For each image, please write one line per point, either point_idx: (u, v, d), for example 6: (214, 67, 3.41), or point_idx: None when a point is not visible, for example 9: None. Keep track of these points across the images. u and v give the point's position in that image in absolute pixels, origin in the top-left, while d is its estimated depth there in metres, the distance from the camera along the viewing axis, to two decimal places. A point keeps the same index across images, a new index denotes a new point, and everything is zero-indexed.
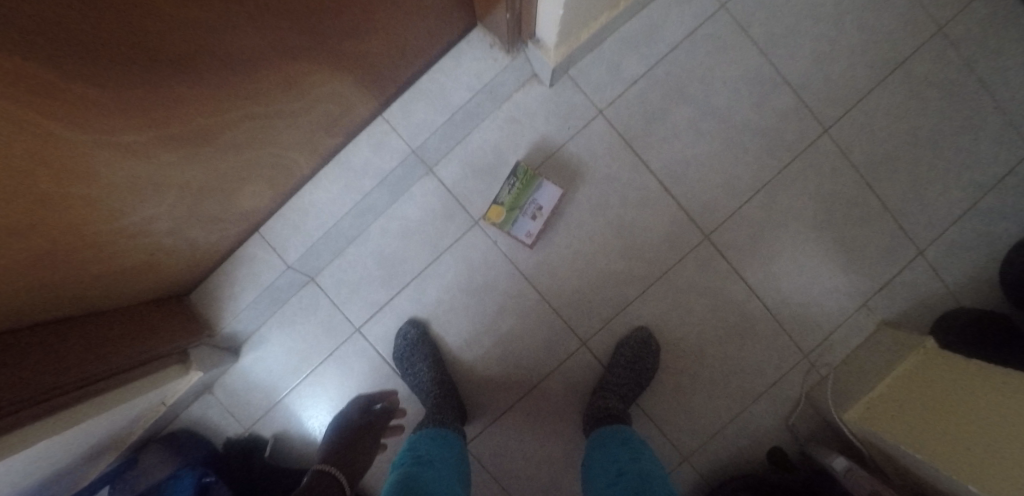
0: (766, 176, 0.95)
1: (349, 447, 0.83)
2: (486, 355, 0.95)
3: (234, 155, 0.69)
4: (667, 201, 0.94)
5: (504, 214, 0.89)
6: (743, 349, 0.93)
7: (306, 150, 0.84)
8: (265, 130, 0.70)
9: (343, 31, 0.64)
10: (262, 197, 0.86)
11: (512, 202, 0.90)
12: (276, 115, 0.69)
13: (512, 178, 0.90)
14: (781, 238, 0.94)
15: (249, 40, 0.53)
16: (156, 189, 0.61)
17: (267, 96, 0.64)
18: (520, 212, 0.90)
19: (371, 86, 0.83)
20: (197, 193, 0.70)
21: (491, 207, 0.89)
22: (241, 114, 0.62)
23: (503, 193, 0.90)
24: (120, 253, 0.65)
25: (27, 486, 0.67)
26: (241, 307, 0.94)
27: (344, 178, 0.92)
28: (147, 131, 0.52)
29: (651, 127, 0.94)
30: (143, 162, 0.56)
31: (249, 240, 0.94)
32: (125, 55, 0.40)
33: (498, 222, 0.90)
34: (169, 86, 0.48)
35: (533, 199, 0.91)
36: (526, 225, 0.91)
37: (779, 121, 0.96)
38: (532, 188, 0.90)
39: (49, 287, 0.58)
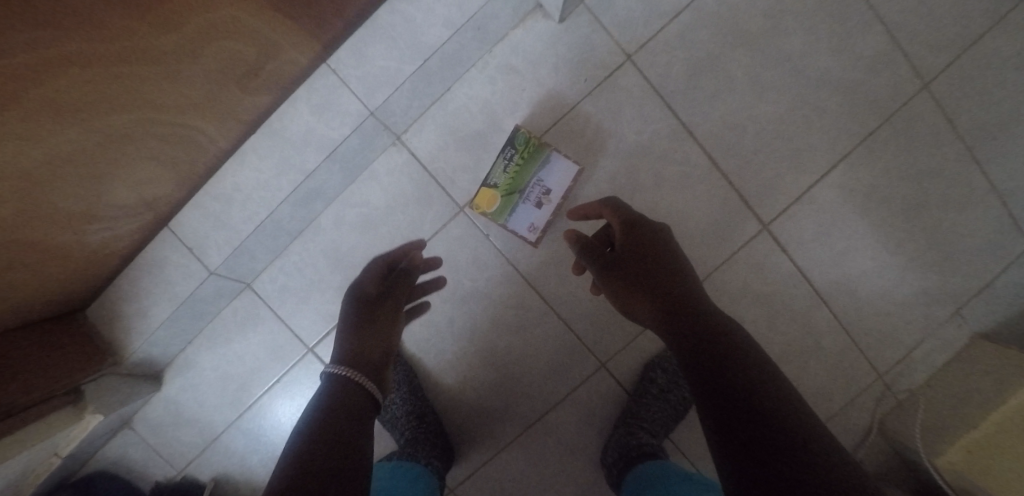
0: (844, 147, 0.72)
1: (369, 329, 0.57)
2: (477, 382, 0.73)
3: (83, 127, 0.44)
4: (716, 181, 0.70)
5: (497, 201, 0.67)
6: (803, 369, 0.74)
7: (216, 113, 0.59)
8: (123, 82, 0.45)
9: None
10: (161, 183, 0.62)
11: (509, 185, 0.67)
12: (135, 53, 0.44)
13: (509, 148, 0.67)
14: (859, 228, 0.72)
15: None
16: None
17: (94, 17, 0.38)
18: (521, 196, 0.68)
19: (300, 18, 0.57)
20: (40, 186, 0.45)
21: (480, 192, 0.67)
22: (58, 53, 0.37)
23: (496, 172, 0.67)
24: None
25: None
26: (154, 326, 0.72)
27: (277, 152, 0.67)
28: None
29: (696, 81, 0.69)
30: None
31: (156, 238, 0.70)
32: None
33: (490, 212, 0.68)
34: None
35: (539, 180, 0.68)
36: (530, 215, 0.68)
37: (866, 71, 0.71)
38: (537, 161, 0.68)
39: None
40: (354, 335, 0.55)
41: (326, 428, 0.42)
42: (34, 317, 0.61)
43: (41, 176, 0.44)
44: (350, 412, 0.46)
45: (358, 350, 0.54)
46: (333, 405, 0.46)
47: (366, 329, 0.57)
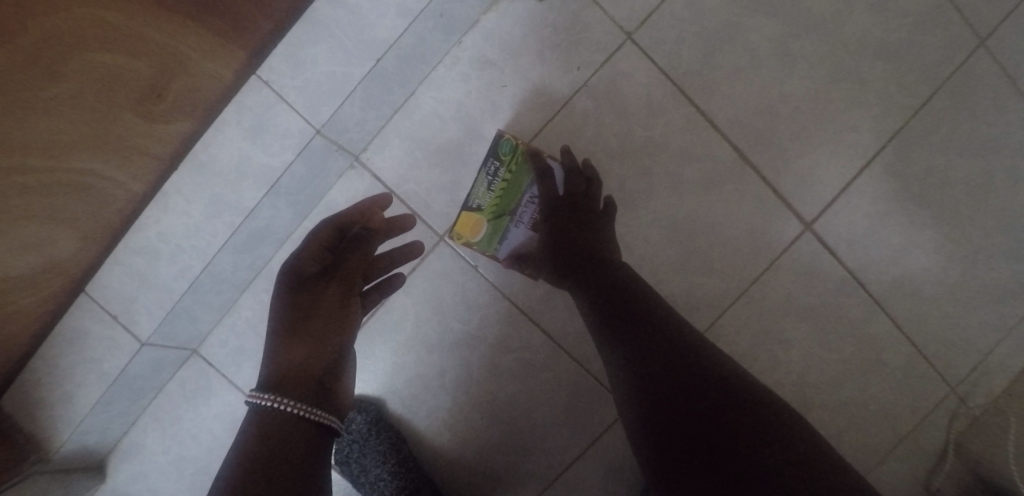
0: (893, 124, 0.60)
1: (308, 326, 0.47)
2: (481, 442, 0.61)
3: None
4: (745, 176, 0.58)
5: (481, 229, 0.56)
6: (863, 389, 0.62)
7: (116, 150, 0.46)
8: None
9: None
10: (62, 246, 0.48)
11: (496, 206, 0.56)
12: None
13: (491, 158, 0.56)
14: (919, 217, 0.61)
15: None
16: None
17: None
18: (511, 218, 0.57)
19: (204, 14, 0.44)
20: None
21: (460, 218, 0.56)
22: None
23: (478, 192, 0.56)
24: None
25: None
26: (83, 413, 0.58)
27: (208, 190, 0.54)
28: None
29: (713, 59, 0.57)
30: None
31: (69, 310, 0.56)
32: None
33: (475, 242, 0.57)
34: None
35: (529, 195, 0.57)
36: (521, 241, 0.57)
37: (912, 30, 0.59)
38: (529, 173, 0.57)
39: None
40: (289, 341, 0.46)
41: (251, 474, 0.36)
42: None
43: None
44: (286, 442, 0.39)
45: (292, 362, 0.45)
46: (256, 434, 0.39)
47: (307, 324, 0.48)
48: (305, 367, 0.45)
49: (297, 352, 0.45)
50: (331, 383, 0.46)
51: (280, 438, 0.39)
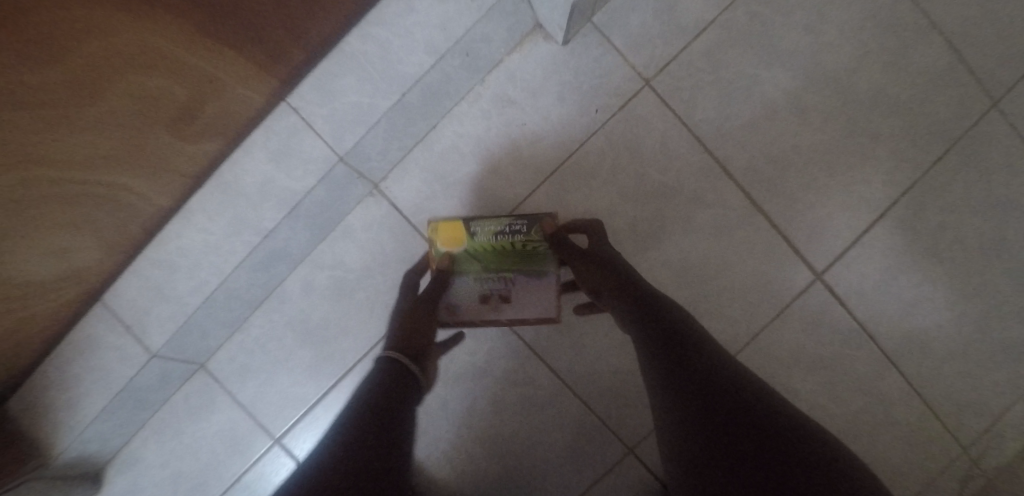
0: (906, 178, 0.60)
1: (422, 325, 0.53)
2: (477, 475, 0.61)
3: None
4: (757, 223, 0.59)
5: (454, 256, 0.56)
6: (871, 444, 0.61)
7: (144, 168, 0.47)
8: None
9: None
10: (85, 256, 0.50)
11: (481, 253, 0.55)
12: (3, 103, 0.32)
13: (531, 221, 0.53)
14: (932, 273, 0.61)
15: None
16: None
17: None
18: (479, 274, 0.57)
19: (245, 46, 0.46)
20: None
21: (450, 225, 0.55)
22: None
23: (487, 226, 0.54)
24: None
25: None
26: (91, 419, 0.60)
27: (231, 209, 0.56)
28: None
29: (728, 107, 0.58)
30: None
31: (88, 316, 0.58)
32: None
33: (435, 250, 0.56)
34: None
35: (509, 278, 0.56)
36: (466, 301, 0.57)
37: (927, 88, 0.61)
38: (530, 266, 0.56)
39: None
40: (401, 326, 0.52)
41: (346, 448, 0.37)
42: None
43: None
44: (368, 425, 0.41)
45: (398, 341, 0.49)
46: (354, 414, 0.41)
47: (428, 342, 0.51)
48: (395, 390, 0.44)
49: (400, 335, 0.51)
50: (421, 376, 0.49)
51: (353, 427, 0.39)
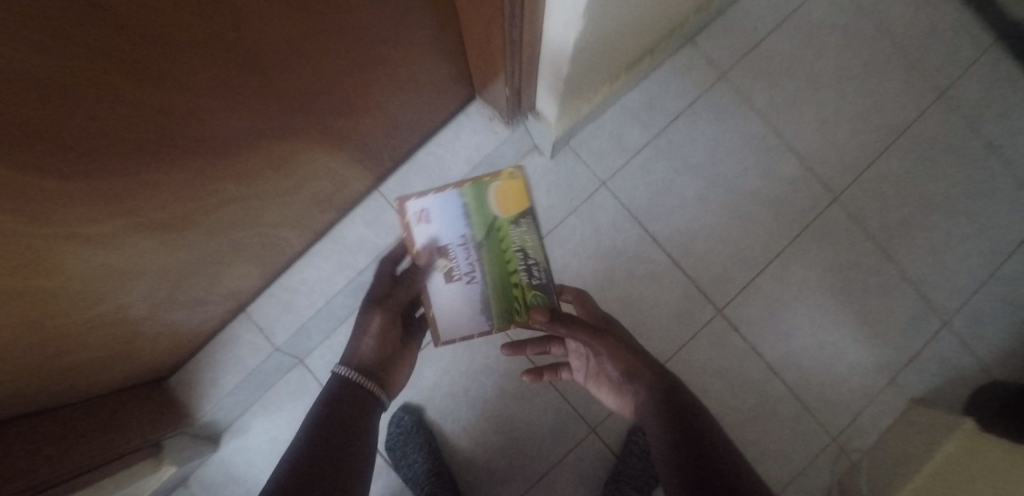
0: (777, 246, 0.92)
1: (380, 334, 0.66)
2: (485, 444, 0.87)
3: (223, 237, 0.66)
4: (675, 273, 0.91)
5: (495, 208, 0.73)
6: (764, 432, 0.87)
7: (297, 227, 0.80)
8: (241, 210, 0.63)
9: (338, 108, 0.62)
10: (250, 277, 0.81)
11: (501, 234, 0.72)
12: (258, 195, 0.64)
13: (542, 279, 0.73)
14: (798, 310, 0.91)
15: (242, 122, 0.50)
16: (131, 274, 0.56)
17: (252, 172, 0.59)
18: (473, 234, 0.72)
19: (366, 161, 0.80)
20: (176, 276, 0.64)
21: (523, 202, 0.74)
22: (221, 193, 0.57)
23: (534, 236, 0.73)
24: (91, 345, 0.59)
25: None
26: (224, 393, 0.86)
27: (337, 255, 0.88)
28: (124, 221, 0.47)
29: (656, 200, 0.93)
30: (117, 251, 0.50)
31: (235, 320, 0.87)
32: (91, 141, 0.34)
33: (500, 182, 0.73)
34: (144, 173, 0.43)
35: (467, 280, 0.71)
36: (441, 228, 0.72)
37: (787, 188, 0.94)
38: (491, 284, 0.71)
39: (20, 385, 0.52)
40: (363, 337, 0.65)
41: (311, 459, 0.50)
42: (129, 376, 0.76)
43: (170, 265, 0.61)
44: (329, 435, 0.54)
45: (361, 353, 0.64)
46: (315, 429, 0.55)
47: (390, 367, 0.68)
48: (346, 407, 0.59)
49: (365, 344, 0.64)
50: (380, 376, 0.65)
51: (315, 440, 0.53)
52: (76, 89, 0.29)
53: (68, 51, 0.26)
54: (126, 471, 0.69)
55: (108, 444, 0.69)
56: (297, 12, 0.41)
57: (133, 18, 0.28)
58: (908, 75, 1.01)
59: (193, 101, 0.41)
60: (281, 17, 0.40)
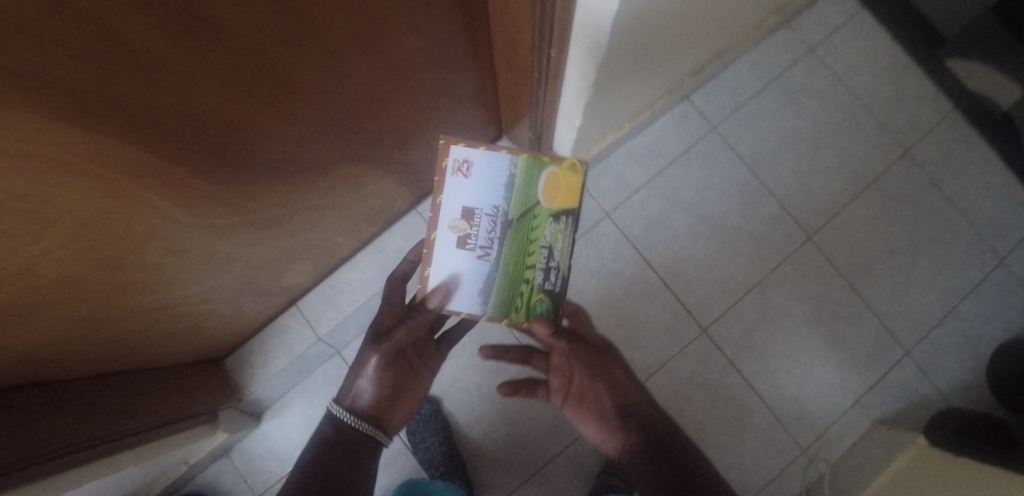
0: (756, 275, 1.07)
1: (381, 371, 0.75)
2: (494, 434, 1.00)
3: (295, 240, 0.81)
4: (667, 295, 1.06)
5: (540, 192, 0.68)
6: (742, 440, 1.00)
7: (348, 235, 0.95)
8: (311, 218, 0.79)
9: (397, 141, 0.78)
10: (306, 276, 0.96)
11: (536, 224, 0.68)
12: (327, 207, 0.80)
13: (555, 289, 0.70)
14: (773, 333, 1.04)
15: (323, 149, 0.65)
16: (227, 263, 0.71)
17: (326, 188, 0.74)
18: (508, 211, 0.67)
19: (410, 184, 0.97)
20: (255, 269, 0.79)
21: (573, 200, 0.68)
22: (298, 204, 0.71)
23: (567, 242, 0.69)
24: (184, 316, 0.74)
25: None
26: (270, 374, 1.00)
27: (377, 261, 1.04)
28: (226, 218, 0.62)
29: (652, 230, 1.08)
30: (223, 241, 0.66)
31: (286, 311, 1.02)
32: (202, 151, 0.48)
33: (556, 168, 0.68)
34: (236, 181, 0.57)
35: (478, 256, 0.68)
36: (472, 185, 0.67)
37: (767, 227, 1.09)
38: (502, 270, 0.68)
39: (116, 341, 0.66)
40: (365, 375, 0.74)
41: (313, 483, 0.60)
42: (199, 354, 0.90)
43: (255, 258, 0.76)
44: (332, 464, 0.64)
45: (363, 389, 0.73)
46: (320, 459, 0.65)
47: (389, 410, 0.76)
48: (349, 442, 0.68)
49: (368, 382, 0.74)
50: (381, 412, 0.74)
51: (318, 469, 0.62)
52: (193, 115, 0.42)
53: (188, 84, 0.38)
54: (180, 434, 0.82)
55: (171, 408, 0.82)
56: (382, 74, 0.59)
57: (235, 69, 0.40)
58: (876, 133, 1.15)
59: (270, 128, 0.52)
60: (353, 72, 0.54)
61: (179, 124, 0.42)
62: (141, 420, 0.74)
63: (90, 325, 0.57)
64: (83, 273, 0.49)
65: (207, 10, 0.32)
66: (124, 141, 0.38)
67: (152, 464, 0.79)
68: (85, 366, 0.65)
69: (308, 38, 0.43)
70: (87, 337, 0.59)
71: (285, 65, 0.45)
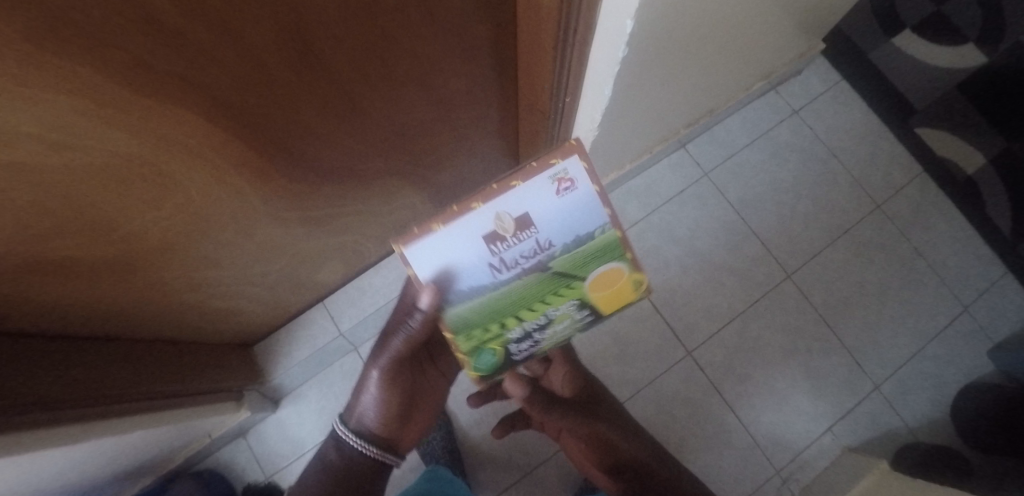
0: (740, 306, 1.18)
1: (386, 395, 0.79)
2: (492, 435, 1.08)
3: (334, 239, 0.93)
4: (657, 319, 1.16)
5: (594, 275, 0.58)
6: (720, 457, 1.09)
7: (377, 242, 1.07)
8: (351, 221, 0.91)
9: (431, 161, 0.92)
10: (335, 275, 1.08)
11: (560, 293, 0.58)
12: (366, 213, 0.92)
13: (513, 353, 0.63)
14: (753, 361, 1.14)
15: (371, 161, 0.77)
16: (277, 253, 0.83)
17: (366, 195, 0.86)
18: (554, 259, 0.55)
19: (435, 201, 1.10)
20: (297, 263, 0.91)
21: (605, 308, 0.62)
22: (335, 205, 0.82)
23: (565, 330, 0.63)
24: (234, 296, 0.86)
25: (106, 473, 0.81)
26: (294, 362, 1.11)
27: (398, 268, 1.16)
28: (284, 212, 0.74)
29: (647, 259, 1.20)
30: (280, 232, 0.78)
31: (313, 307, 1.14)
32: (269, 143, 0.58)
33: (627, 273, 0.59)
34: (290, 177, 0.67)
35: (489, 262, 0.53)
36: (553, 205, 0.52)
37: (751, 264, 1.21)
38: (499, 298, 0.56)
39: (174, 311, 0.78)
40: (371, 400, 0.80)
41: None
42: (235, 337, 1.01)
43: (299, 252, 0.88)
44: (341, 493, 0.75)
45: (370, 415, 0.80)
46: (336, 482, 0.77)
47: (394, 428, 0.82)
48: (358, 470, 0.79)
49: (375, 408, 0.79)
50: (391, 436, 0.82)
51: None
52: (269, 111, 0.53)
53: (272, 85, 0.49)
54: (206, 406, 0.91)
55: (206, 381, 0.91)
56: (431, 106, 0.73)
57: (309, 80, 0.51)
58: (852, 187, 1.28)
59: (326, 133, 0.63)
60: (400, 94, 0.65)
61: (258, 117, 0.52)
62: (177, 387, 0.83)
63: (159, 288, 0.70)
64: (175, 242, 0.63)
65: (312, 43, 0.45)
66: (215, 125, 0.49)
67: (180, 430, 0.88)
68: (143, 328, 0.77)
69: (382, 75, 0.58)
70: (152, 299, 0.71)
71: (354, 92, 0.58)
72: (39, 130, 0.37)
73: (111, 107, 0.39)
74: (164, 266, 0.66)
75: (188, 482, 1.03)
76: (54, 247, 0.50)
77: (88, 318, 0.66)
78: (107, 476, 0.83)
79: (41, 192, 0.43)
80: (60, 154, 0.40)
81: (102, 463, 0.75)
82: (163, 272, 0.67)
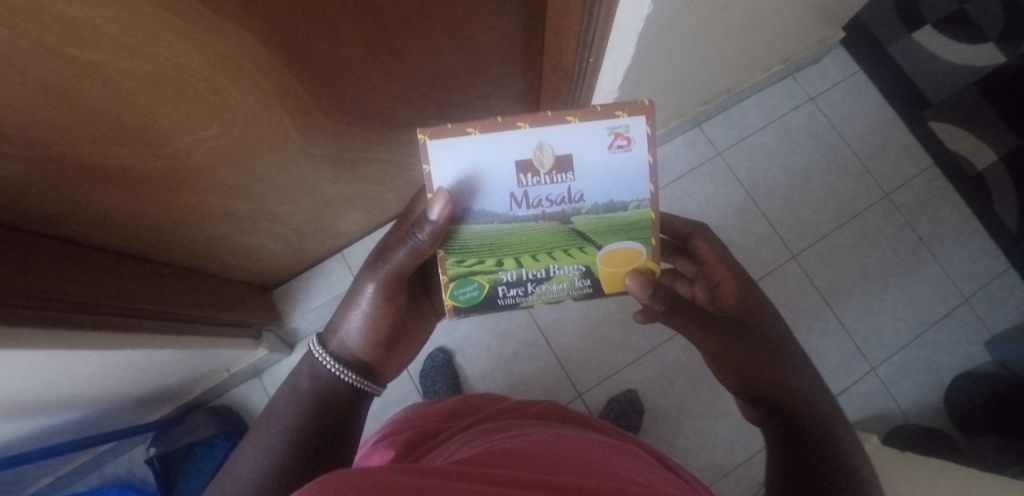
0: None
1: (378, 318, 0.75)
2: (496, 390, 1.12)
3: (357, 187, 0.97)
4: None
5: (610, 249, 0.59)
6: (716, 427, 1.11)
7: (399, 195, 1.10)
8: (374, 170, 0.94)
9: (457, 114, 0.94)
10: (354, 226, 1.12)
11: (569, 253, 0.59)
12: (393, 162, 0.95)
13: (498, 295, 0.63)
14: None
15: (399, 108, 0.81)
16: (303, 193, 0.87)
17: (391, 144, 0.89)
18: (577, 215, 0.55)
19: None
20: (321, 207, 0.95)
21: (608, 286, 0.63)
22: (361, 150, 0.86)
23: (560, 293, 0.63)
24: (259, 234, 0.90)
25: (134, 391, 0.87)
26: (310, 308, 1.16)
27: None
28: (313, 151, 0.78)
29: None
30: (308, 172, 0.82)
31: (331, 258, 1.19)
32: (307, 77, 0.61)
33: (644, 258, 0.60)
34: (322, 116, 0.71)
35: (513, 192, 0.53)
36: (600, 156, 0.51)
37: (757, 243, 1.24)
38: (507, 231, 0.56)
39: (206, 240, 0.82)
40: (360, 323, 0.75)
41: (302, 431, 0.67)
42: (253, 277, 1.07)
43: (322, 196, 0.92)
44: (323, 414, 0.69)
45: (358, 341, 0.75)
46: (315, 403, 0.70)
47: (377, 355, 0.78)
48: (343, 398, 0.73)
49: (366, 333, 0.76)
50: (371, 368, 0.78)
51: (310, 413, 0.68)
52: (312, 46, 0.55)
53: (322, 20, 0.51)
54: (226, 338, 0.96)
55: (229, 316, 0.96)
56: (459, 57, 0.75)
57: (356, 19, 0.54)
58: (862, 175, 1.30)
59: (361, 73, 0.66)
60: (435, 41, 0.68)
61: (301, 49, 0.55)
62: (202, 315, 0.88)
63: (194, 214, 0.74)
64: (215, 167, 0.67)
65: None
66: (264, 52, 0.52)
67: (204, 356, 0.93)
68: (174, 252, 0.81)
69: (422, 20, 0.61)
70: (186, 224, 0.75)
71: (394, 33, 0.61)
72: (117, 35, 0.40)
73: (181, 21, 0.42)
74: (200, 192, 0.70)
75: (203, 415, 1.10)
76: (110, 155, 0.54)
77: (129, 233, 0.70)
78: (135, 394, 0.89)
79: (111, 94, 0.46)
80: (131, 61, 0.43)
81: (129, 378, 0.80)
82: (200, 197, 0.71)
